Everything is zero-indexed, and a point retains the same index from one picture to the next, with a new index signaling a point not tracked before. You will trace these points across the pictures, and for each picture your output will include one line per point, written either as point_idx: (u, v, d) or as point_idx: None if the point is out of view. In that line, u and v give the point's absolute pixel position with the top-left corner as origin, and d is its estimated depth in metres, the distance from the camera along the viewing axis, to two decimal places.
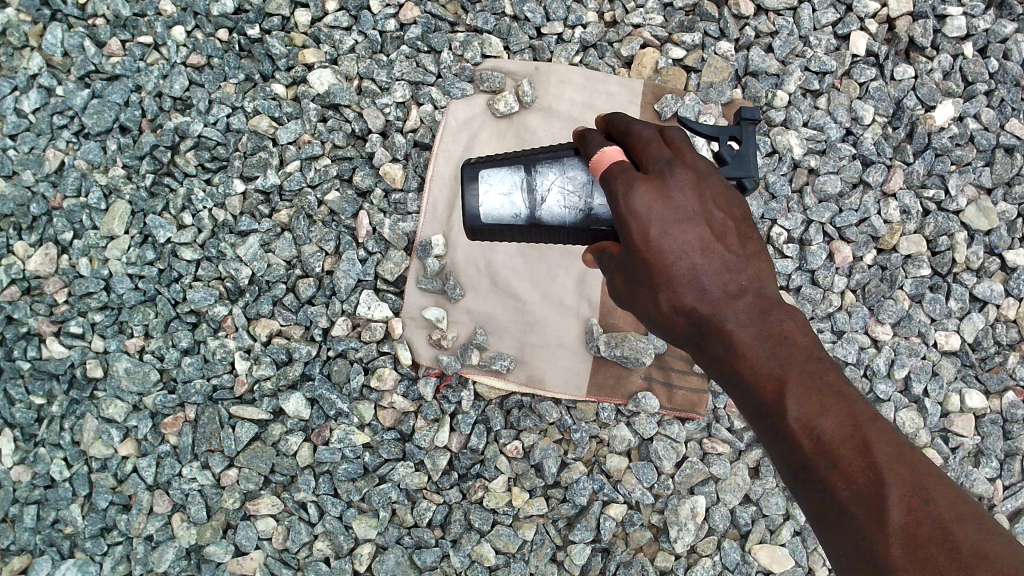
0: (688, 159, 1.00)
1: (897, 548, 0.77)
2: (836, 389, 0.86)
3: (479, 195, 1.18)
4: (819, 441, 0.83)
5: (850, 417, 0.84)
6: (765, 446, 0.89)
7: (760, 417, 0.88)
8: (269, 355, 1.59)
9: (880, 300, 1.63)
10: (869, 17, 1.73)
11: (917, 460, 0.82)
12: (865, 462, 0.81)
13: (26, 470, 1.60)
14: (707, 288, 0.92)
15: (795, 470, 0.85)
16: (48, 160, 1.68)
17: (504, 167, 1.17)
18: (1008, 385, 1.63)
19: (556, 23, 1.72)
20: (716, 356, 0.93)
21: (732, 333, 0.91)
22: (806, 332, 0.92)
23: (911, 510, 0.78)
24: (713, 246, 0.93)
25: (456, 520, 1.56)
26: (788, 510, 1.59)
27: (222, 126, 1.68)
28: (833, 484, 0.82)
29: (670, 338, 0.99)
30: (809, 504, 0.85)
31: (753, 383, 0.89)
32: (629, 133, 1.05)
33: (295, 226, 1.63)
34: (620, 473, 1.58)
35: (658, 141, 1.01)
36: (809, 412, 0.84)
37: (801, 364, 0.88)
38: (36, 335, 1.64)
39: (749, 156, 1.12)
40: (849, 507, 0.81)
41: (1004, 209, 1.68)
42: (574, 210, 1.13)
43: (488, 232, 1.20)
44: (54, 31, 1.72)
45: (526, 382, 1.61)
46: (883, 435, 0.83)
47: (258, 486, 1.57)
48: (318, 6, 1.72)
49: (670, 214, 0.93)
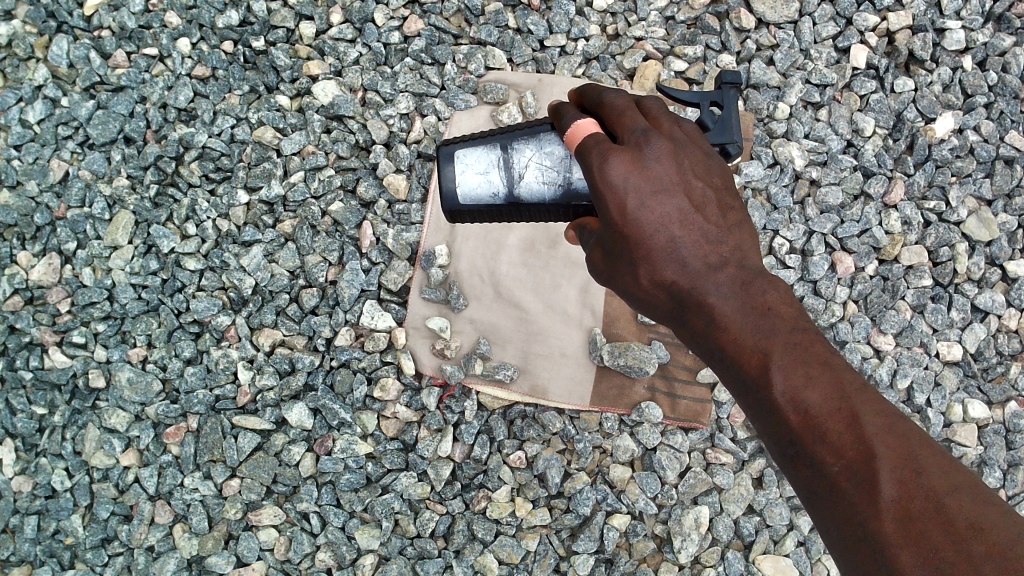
0: (666, 130, 1.01)
1: (889, 522, 0.78)
2: (822, 360, 0.88)
3: (456, 174, 1.17)
4: (805, 414, 0.85)
5: (835, 387, 0.85)
6: (754, 422, 0.91)
7: (747, 393, 0.91)
8: (272, 365, 1.59)
9: (882, 311, 1.63)
10: (869, 31, 1.75)
11: (908, 432, 0.82)
12: (853, 434, 0.82)
13: (27, 480, 1.60)
14: (686, 260, 0.95)
15: (783, 444, 0.87)
16: (52, 171, 1.69)
17: (480, 146, 1.16)
18: (1011, 396, 1.63)
19: (558, 36, 1.73)
20: (702, 331, 0.96)
21: (714, 305, 0.94)
22: (789, 302, 0.94)
23: (902, 484, 0.79)
24: (691, 217, 0.96)
25: (459, 531, 1.55)
26: (791, 520, 1.60)
27: (227, 137, 1.68)
28: (821, 458, 0.83)
29: (655, 314, 1.01)
30: (799, 480, 0.86)
31: (737, 356, 0.92)
32: (603, 103, 1.04)
33: (298, 237, 1.63)
34: (624, 484, 1.58)
35: (633, 111, 1.01)
36: (795, 385, 0.86)
37: (785, 335, 0.90)
38: (38, 345, 1.63)
39: (731, 122, 1.12)
40: (840, 482, 0.82)
41: (1005, 220, 1.69)
42: (553, 185, 1.13)
43: (466, 212, 1.20)
44: (61, 43, 1.73)
45: (529, 392, 1.60)
46: (871, 407, 0.84)
47: (260, 496, 1.56)
48: (323, 19, 1.74)
49: (646, 185, 0.95)
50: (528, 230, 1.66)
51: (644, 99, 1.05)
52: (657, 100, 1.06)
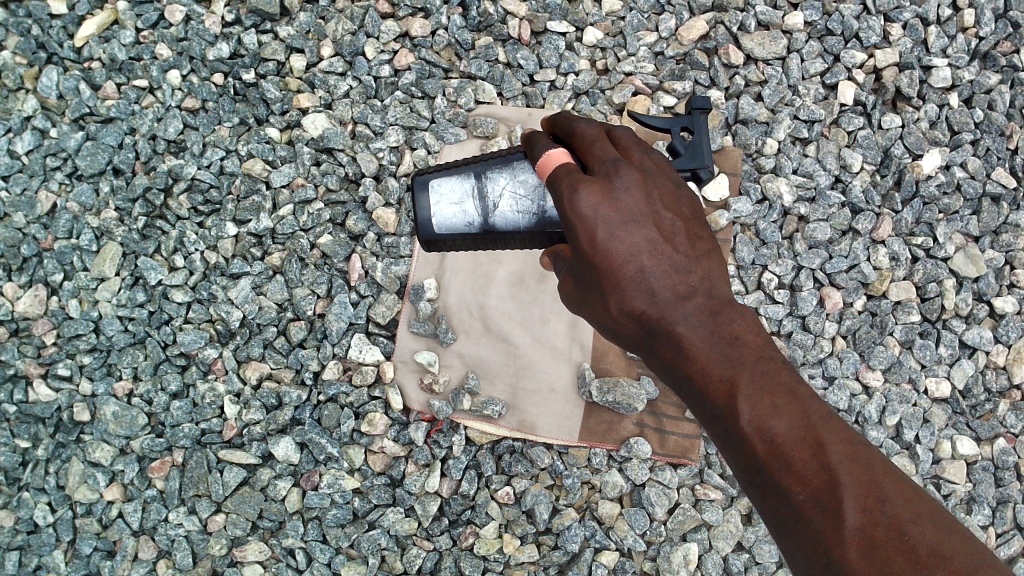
0: (636, 159, 1.00)
1: (852, 551, 0.79)
2: (788, 390, 0.88)
3: (430, 205, 1.15)
4: (771, 443, 0.85)
5: (801, 417, 0.86)
6: (721, 450, 0.92)
7: (715, 422, 0.91)
8: (258, 399, 1.57)
9: (871, 346, 1.64)
10: (856, 67, 1.77)
11: (872, 459, 0.83)
12: (819, 463, 0.82)
13: (8, 515, 1.57)
14: (655, 290, 0.94)
15: (751, 472, 0.87)
16: (40, 202, 1.68)
17: (454, 176, 1.15)
18: (999, 432, 1.63)
19: (548, 70, 1.75)
20: (670, 360, 0.95)
21: (682, 335, 0.93)
22: (757, 332, 0.94)
23: (867, 512, 0.80)
24: (660, 247, 0.95)
25: (446, 567, 1.54)
26: (780, 558, 1.59)
27: (216, 169, 1.68)
28: (788, 487, 0.83)
29: (625, 342, 1.01)
30: (766, 508, 0.87)
31: (705, 385, 0.91)
32: (574, 133, 1.04)
33: (287, 269, 1.63)
34: (613, 520, 1.57)
35: (604, 141, 1.01)
36: (761, 415, 0.86)
37: (752, 365, 0.90)
38: (23, 378, 1.62)
39: (703, 147, 1.13)
40: (806, 511, 0.82)
41: (992, 256, 1.69)
42: (527, 214, 1.12)
43: (442, 241, 1.18)
44: (50, 74, 1.73)
45: (517, 427, 1.59)
46: (836, 436, 0.84)
47: (245, 532, 1.55)
48: (314, 52, 1.74)
49: (615, 216, 0.94)
50: (518, 263, 1.66)
51: (614, 128, 1.05)
52: (628, 129, 1.06)
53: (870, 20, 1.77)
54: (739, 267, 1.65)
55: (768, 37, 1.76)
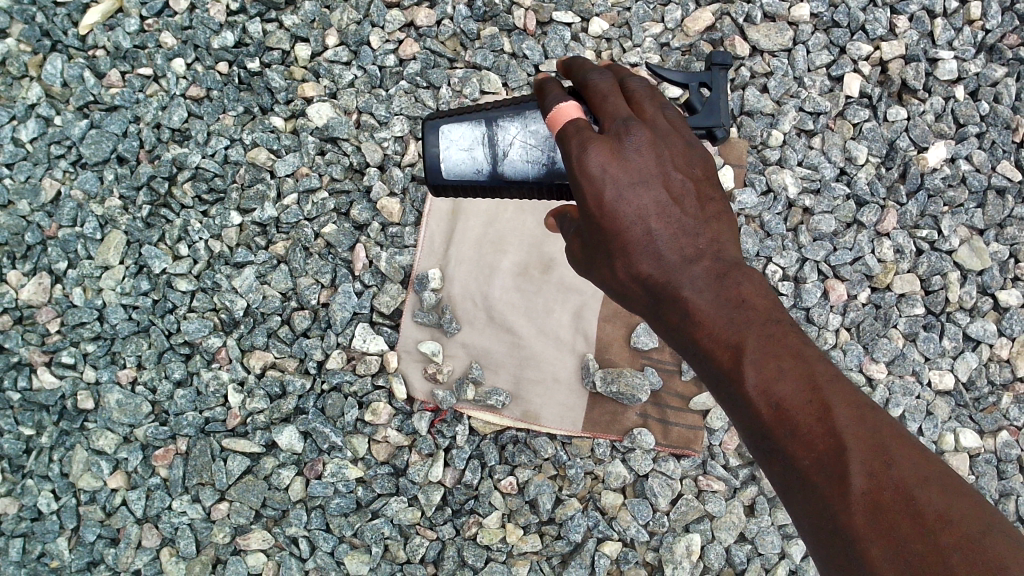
0: (647, 114, 0.99)
1: (858, 516, 0.77)
2: (796, 353, 0.86)
3: (440, 149, 1.14)
4: (778, 408, 0.84)
5: (808, 379, 0.84)
6: (727, 414, 0.91)
7: (721, 386, 0.89)
8: (263, 388, 1.58)
9: (875, 338, 1.64)
10: (863, 59, 1.76)
11: (881, 421, 0.81)
12: (825, 427, 0.81)
13: (13, 502, 1.58)
14: (662, 254, 0.94)
15: (757, 438, 0.86)
16: (44, 190, 1.68)
17: (465, 121, 1.13)
18: (1002, 425, 1.64)
19: (554, 61, 1.75)
20: (677, 325, 0.94)
21: (687, 299, 0.92)
22: (765, 294, 0.92)
23: (874, 477, 0.78)
24: (668, 209, 0.94)
25: (450, 556, 1.55)
26: (783, 548, 1.59)
27: (220, 158, 1.67)
28: (793, 452, 0.82)
29: (633, 307, 1.01)
30: (773, 472, 0.86)
31: (712, 350, 0.90)
32: (587, 86, 1.02)
33: (291, 259, 1.63)
34: (615, 510, 1.57)
35: (617, 96, 0.99)
36: (766, 379, 0.85)
37: (760, 328, 0.88)
38: (27, 365, 1.62)
39: (720, 105, 1.10)
40: (813, 477, 0.81)
41: (997, 250, 1.70)
42: (536, 164, 1.10)
43: (450, 188, 1.17)
44: (54, 62, 1.72)
45: (521, 417, 1.60)
46: (843, 398, 0.83)
47: (249, 520, 1.55)
48: (319, 41, 1.74)
49: (624, 176, 0.93)
50: (521, 254, 1.66)
51: (627, 81, 1.03)
52: (642, 81, 1.03)
53: (876, 12, 1.77)
54: (744, 258, 1.65)
55: (774, 29, 1.75)
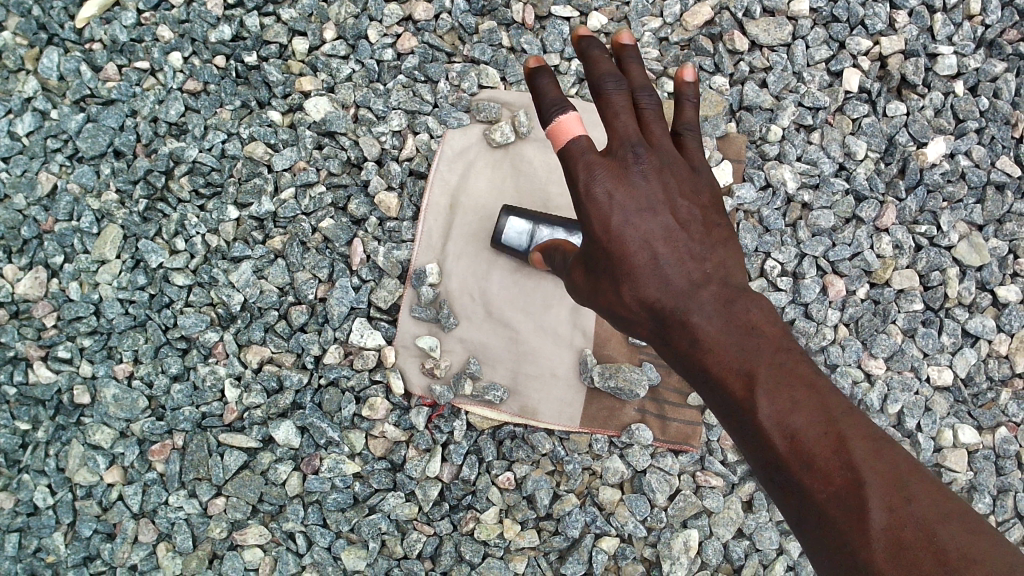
0: (657, 141, 1.05)
1: (880, 552, 0.77)
2: (809, 384, 0.86)
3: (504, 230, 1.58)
4: (793, 440, 0.83)
5: (822, 412, 0.84)
6: (738, 445, 0.90)
7: (732, 416, 0.89)
8: (259, 382, 1.57)
9: (873, 334, 1.64)
10: (862, 55, 1.76)
11: (896, 456, 0.82)
12: (842, 460, 0.81)
13: (8, 497, 1.57)
14: (671, 278, 0.97)
15: (771, 471, 0.86)
16: (40, 183, 1.67)
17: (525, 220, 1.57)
18: (1000, 421, 1.64)
19: (552, 55, 1.74)
20: (684, 351, 0.95)
21: (697, 325, 0.94)
22: (773, 321, 0.93)
23: (894, 513, 0.78)
24: (675, 235, 0.98)
25: (447, 552, 1.54)
26: (782, 545, 1.59)
27: (218, 152, 1.67)
28: (810, 486, 0.82)
29: (639, 334, 1.02)
30: (788, 506, 0.85)
31: (723, 379, 0.90)
32: (602, 97, 1.05)
33: (288, 253, 1.62)
34: (614, 506, 1.57)
35: (628, 116, 1.04)
36: (781, 411, 0.85)
37: (771, 358, 0.89)
38: (23, 359, 1.61)
39: None
40: (831, 511, 0.80)
41: (997, 245, 1.69)
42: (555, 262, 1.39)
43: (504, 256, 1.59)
44: (51, 55, 1.71)
45: (519, 413, 1.59)
46: (858, 431, 0.83)
47: (246, 515, 1.55)
48: (316, 35, 1.73)
49: (632, 203, 0.99)
50: None
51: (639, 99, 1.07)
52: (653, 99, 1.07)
53: (876, 7, 1.76)
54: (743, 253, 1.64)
55: (773, 23, 1.74)
